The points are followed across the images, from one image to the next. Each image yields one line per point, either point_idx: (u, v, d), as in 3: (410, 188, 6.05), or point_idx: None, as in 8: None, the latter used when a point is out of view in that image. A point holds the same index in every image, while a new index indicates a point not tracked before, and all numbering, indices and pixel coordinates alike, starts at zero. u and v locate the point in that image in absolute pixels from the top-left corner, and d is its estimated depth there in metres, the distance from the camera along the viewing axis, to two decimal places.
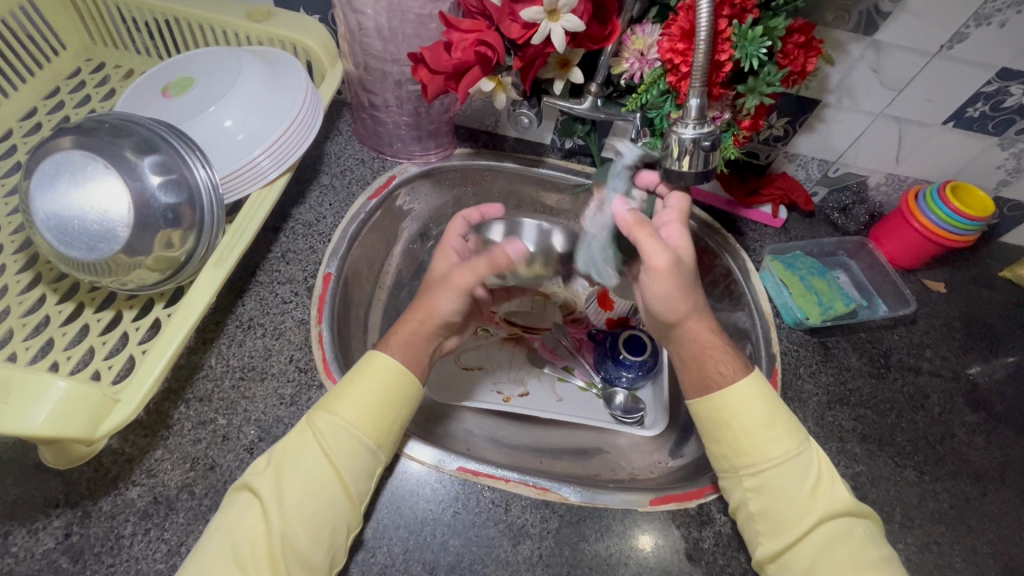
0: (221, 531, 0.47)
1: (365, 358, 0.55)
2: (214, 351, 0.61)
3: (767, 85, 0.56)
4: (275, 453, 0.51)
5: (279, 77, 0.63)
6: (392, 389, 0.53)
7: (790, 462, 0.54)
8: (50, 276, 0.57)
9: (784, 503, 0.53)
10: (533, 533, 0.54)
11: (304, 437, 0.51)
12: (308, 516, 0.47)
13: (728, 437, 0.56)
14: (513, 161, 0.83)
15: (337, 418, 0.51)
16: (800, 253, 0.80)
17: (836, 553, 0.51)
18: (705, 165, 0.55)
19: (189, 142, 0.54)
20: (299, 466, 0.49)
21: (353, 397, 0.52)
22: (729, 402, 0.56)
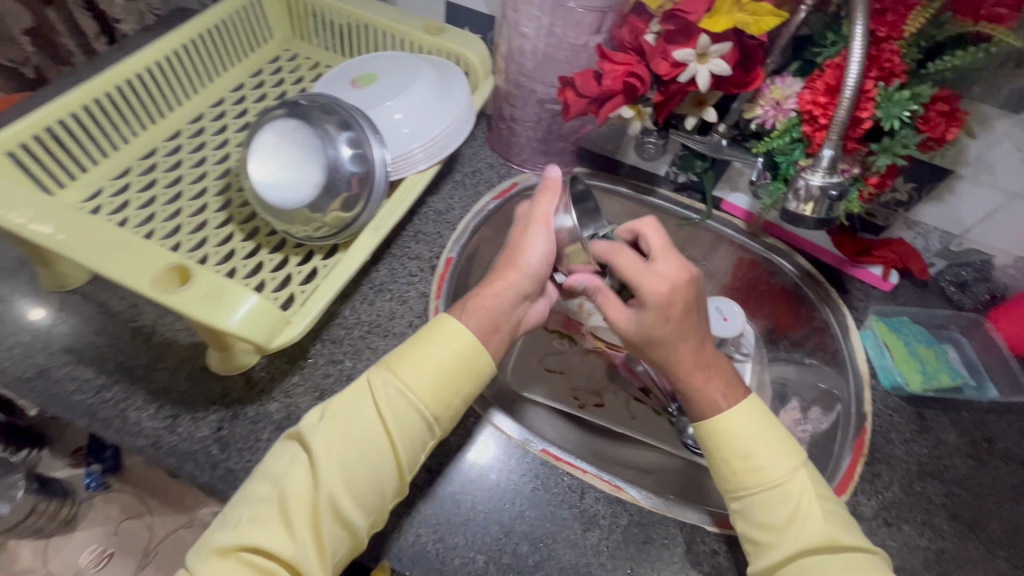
0: (277, 475, 0.50)
1: (444, 324, 0.56)
2: (349, 304, 0.70)
3: (902, 147, 0.58)
4: (336, 406, 0.53)
5: (445, 84, 0.73)
6: (467, 362, 0.54)
7: (781, 489, 0.54)
8: (239, 218, 0.70)
9: (765, 528, 0.53)
10: (603, 523, 0.58)
11: (366, 396, 0.53)
12: (364, 477, 0.50)
13: (717, 462, 0.56)
14: (627, 187, 0.90)
15: (401, 383, 0.53)
16: (907, 319, 0.78)
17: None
18: (829, 212, 0.57)
19: (372, 126, 0.65)
20: (361, 428, 0.51)
21: (421, 368, 0.53)
22: (724, 424, 0.56)
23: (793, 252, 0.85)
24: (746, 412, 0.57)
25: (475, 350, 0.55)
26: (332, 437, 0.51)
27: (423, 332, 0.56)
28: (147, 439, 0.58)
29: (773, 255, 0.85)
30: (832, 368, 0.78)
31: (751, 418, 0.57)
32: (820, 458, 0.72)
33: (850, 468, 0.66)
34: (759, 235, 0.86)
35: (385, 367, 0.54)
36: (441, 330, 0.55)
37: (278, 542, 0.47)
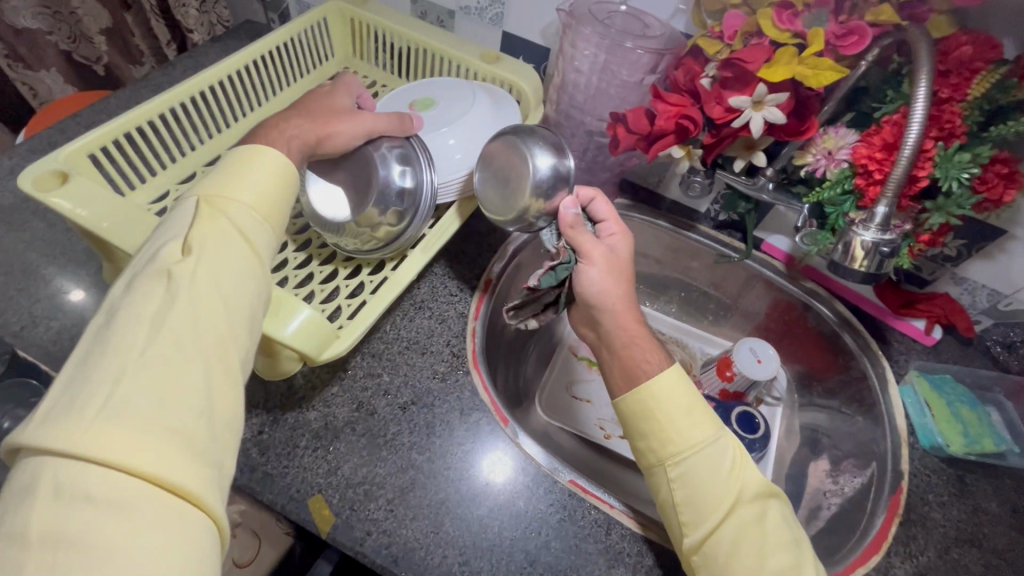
0: (151, 320, 0.38)
1: (256, 152, 0.53)
2: (390, 319, 0.72)
3: (957, 207, 0.57)
4: (187, 240, 0.44)
5: (499, 113, 0.75)
6: (271, 205, 0.51)
7: (710, 448, 0.54)
8: (292, 229, 0.72)
9: (702, 493, 0.53)
10: (628, 562, 0.57)
11: (218, 221, 0.46)
12: (192, 384, 0.37)
13: (657, 427, 0.55)
14: (667, 221, 0.91)
15: (246, 204, 0.49)
16: (950, 377, 0.76)
17: (753, 537, 0.50)
18: (879, 267, 0.56)
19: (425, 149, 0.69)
20: (153, 336, 0.37)
21: (255, 182, 0.51)
22: (652, 393, 0.56)
23: (833, 298, 0.84)
24: (671, 375, 0.57)
25: (289, 183, 0.54)
26: (118, 375, 0.35)
27: (213, 199, 0.48)
28: None
29: (812, 300, 0.85)
30: (867, 420, 0.77)
31: (681, 381, 0.57)
32: (852, 512, 0.70)
33: (883, 527, 0.65)
34: (799, 278, 0.86)
35: (147, 262, 0.42)
36: (249, 180, 0.50)
37: (178, 452, 0.34)
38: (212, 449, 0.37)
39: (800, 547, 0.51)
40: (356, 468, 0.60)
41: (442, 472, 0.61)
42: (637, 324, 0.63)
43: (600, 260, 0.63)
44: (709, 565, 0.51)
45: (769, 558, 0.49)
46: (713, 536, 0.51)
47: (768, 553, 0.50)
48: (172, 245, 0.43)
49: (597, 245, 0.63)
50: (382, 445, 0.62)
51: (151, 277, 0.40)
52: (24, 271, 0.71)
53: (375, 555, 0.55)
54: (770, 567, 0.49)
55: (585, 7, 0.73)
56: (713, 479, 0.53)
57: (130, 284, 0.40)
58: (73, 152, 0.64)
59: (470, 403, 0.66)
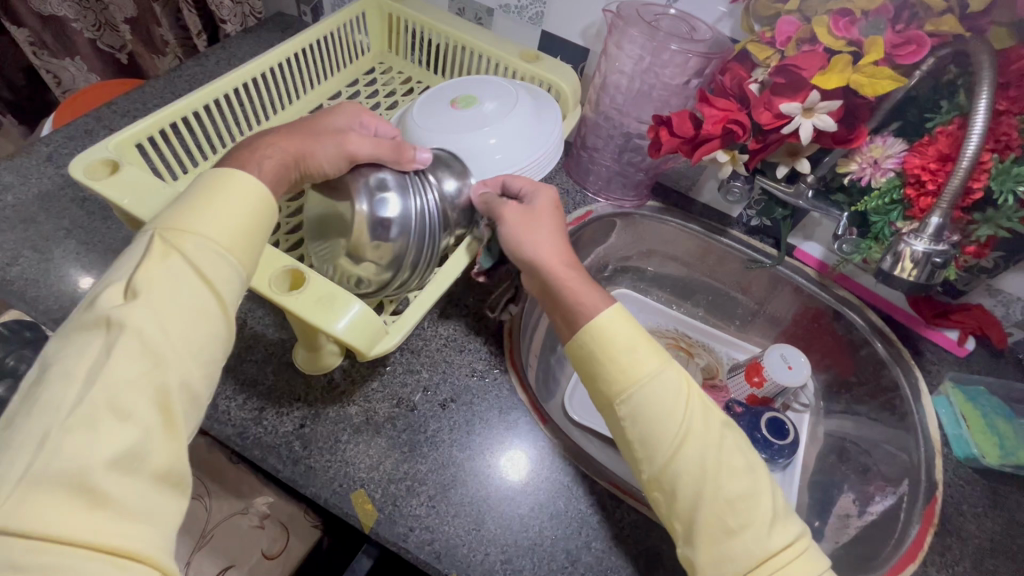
0: (76, 378, 0.39)
1: (225, 180, 0.50)
2: (429, 317, 0.72)
3: (1008, 220, 0.57)
4: (132, 283, 0.44)
5: (541, 113, 0.75)
6: (235, 237, 0.49)
7: (659, 382, 0.54)
8: None
9: (655, 431, 0.53)
10: (669, 564, 0.58)
11: (167, 262, 0.45)
12: (120, 446, 0.38)
13: (605, 369, 0.55)
14: (699, 225, 0.91)
15: (204, 238, 0.47)
16: (985, 389, 0.75)
17: (708, 470, 0.51)
18: (928, 278, 0.56)
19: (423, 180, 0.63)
20: (78, 397, 0.38)
21: (216, 215, 0.48)
22: (592, 333, 0.56)
23: (865, 306, 0.84)
24: (613, 313, 0.56)
25: (255, 212, 0.51)
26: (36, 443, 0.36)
27: (167, 233, 0.47)
28: (235, 428, 0.61)
29: (844, 308, 0.85)
30: (898, 427, 0.77)
31: (623, 316, 0.57)
32: (884, 522, 0.70)
33: (919, 536, 0.65)
34: (831, 286, 0.86)
35: (88, 313, 0.43)
36: (207, 214, 0.48)
37: (84, 521, 0.35)
38: (146, 508, 0.38)
39: (755, 473, 0.52)
40: (396, 464, 0.60)
41: (467, 476, 0.60)
42: (579, 269, 0.62)
43: (524, 214, 0.64)
44: (666, 494, 0.52)
45: (724, 486, 0.50)
46: (670, 470, 0.52)
47: (724, 483, 0.51)
48: (115, 293, 0.43)
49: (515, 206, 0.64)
50: (422, 442, 0.62)
51: (86, 335, 0.41)
52: (63, 258, 0.71)
53: (418, 552, 0.55)
54: (725, 493, 0.50)
55: (632, 9, 0.73)
56: (665, 415, 0.53)
57: (71, 339, 0.41)
58: (122, 141, 0.64)
59: (508, 402, 0.66)
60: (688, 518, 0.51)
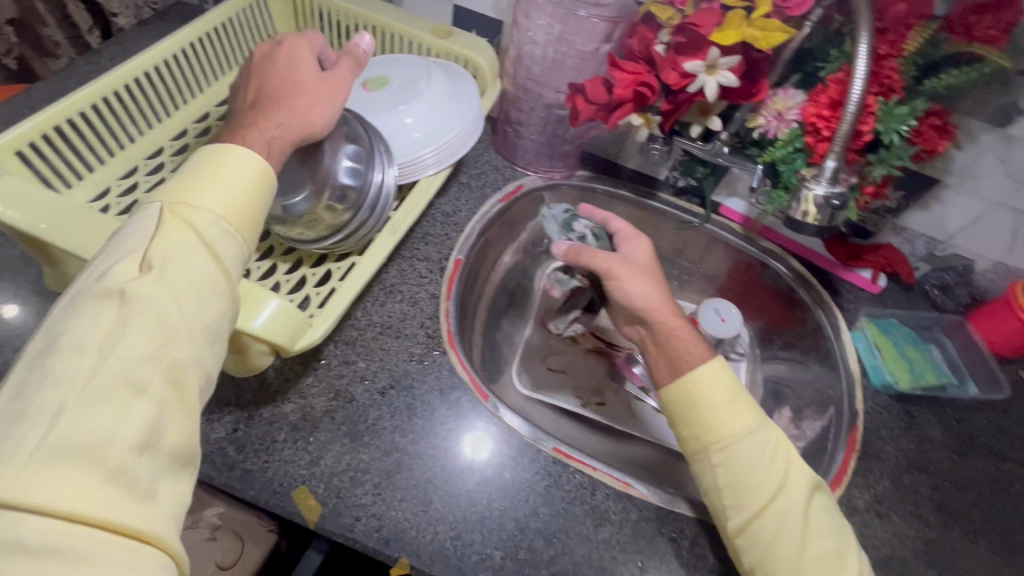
0: (91, 348, 0.39)
1: (225, 152, 0.50)
2: (361, 306, 0.71)
3: (897, 159, 0.61)
4: (145, 255, 0.44)
5: (456, 89, 0.74)
6: (241, 214, 0.49)
7: (756, 436, 0.57)
8: None
9: (744, 481, 0.55)
10: (613, 519, 0.60)
11: (183, 236, 0.46)
12: (139, 423, 0.38)
13: (693, 417, 0.59)
14: (628, 189, 0.93)
15: (212, 215, 0.48)
16: (895, 321, 0.81)
17: (790, 528, 0.53)
18: (830, 220, 0.59)
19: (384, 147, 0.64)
20: (99, 372, 0.38)
21: (223, 191, 0.49)
22: (698, 382, 0.60)
23: (788, 255, 0.88)
24: (710, 367, 0.61)
25: (259, 187, 0.51)
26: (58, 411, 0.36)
27: (176, 207, 0.47)
28: None
29: (769, 259, 0.88)
30: (822, 365, 0.82)
31: (724, 371, 0.61)
32: (814, 453, 0.75)
33: (844, 462, 0.69)
34: (756, 239, 0.90)
35: (96, 284, 0.42)
36: (214, 186, 0.48)
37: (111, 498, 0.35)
38: (155, 490, 0.38)
39: (839, 533, 0.54)
40: (339, 456, 0.59)
41: (427, 450, 0.61)
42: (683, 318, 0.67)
43: (629, 266, 0.71)
44: (751, 547, 0.53)
45: (810, 543, 0.52)
46: (757, 521, 0.54)
47: (808, 542, 0.52)
48: (127, 267, 0.43)
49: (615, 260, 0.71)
50: (363, 431, 0.61)
51: (96, 305, 0.41)
52: None
53: (366, 540, 0.55)
54: (811, 551, 0.52)
55: None
56: (756, 468, 0.56)
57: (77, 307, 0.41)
58: None
59: (449, 382, 0.66)
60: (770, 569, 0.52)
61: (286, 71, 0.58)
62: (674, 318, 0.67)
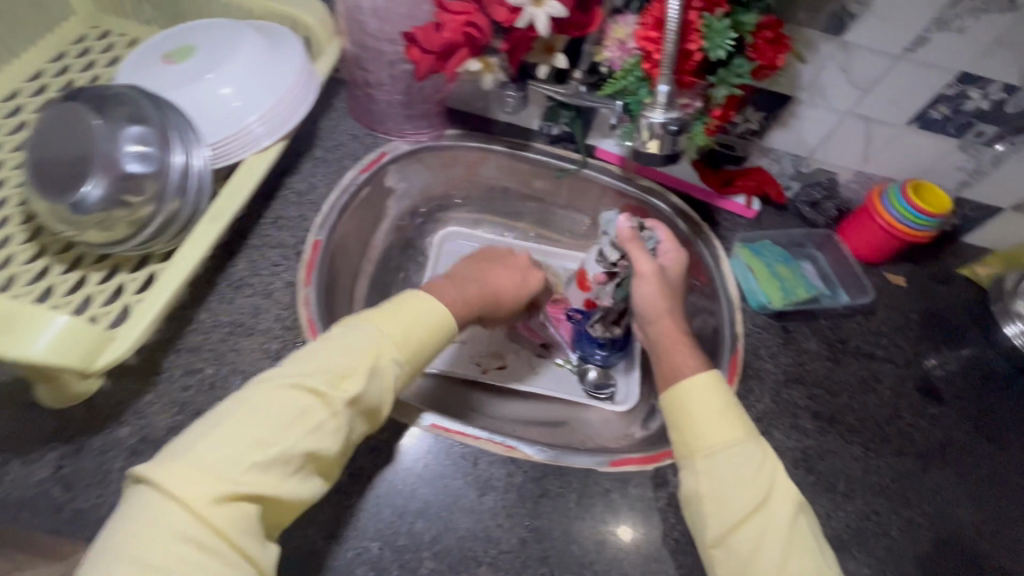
0: (282, 422, 0.47)
1: (417, 299, 0.59)
2: (205, 307, 0.64)
3: (736, 77, 0.60)
4: (344, 364, 0.51)
5: (275, 50, 0.65)
6: (411, 345, 0.56)
7: (745, 447, 0.56)
8: (54, 247, 0.59)
9: (735, 492, 0.53)
10: (498, 485, 0.58)
11: (365, 364, 0.52)
12: (286, 490, 0.46)
13: (682, 425, 0.58)
14: (502, 144, 0.88)
15: (381, 335, 0.54)
16: (767, 242, 0.84)
17: (772, 543, 0.51)
18: (673, 148, 0.58)
19: (188, 125, 0.58)
20: (239, 445, 0.46)
21: (402, 322, 0.56)
22: (690, 391, 0.59)
23: (665, 191, 0.87)
24: (706, 377, 0.59)
25: (432, 331, 0.58)
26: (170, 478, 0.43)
27: (377, 321, 0.55)
28: None
29: (649, 197, 0.87)
30: (706, 294, 0.82)
31: (717, 382, 0.59)
32: None
33: (726, 387, 0.71)
34: (635, 178, 0.88)
35: (295, 372, 0.50)
36: (394, 319, 0.56)
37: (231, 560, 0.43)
38: (231, 558, 0.43)
39: (821, 555, 0.51)
40: None
41: None
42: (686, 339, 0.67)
43: (658, 273, 0.71)
44: (727, 559, 0.52)
45: (789, 563, 0.50)
46: (736, 533, 0.52)
47: (788, 561, 0.50)
48: (325, 377, 0.50)
49: (650, 262, 0.71)
50: None
51: (290, 393, 0.49)
52: None
53: None
54: (792, 569, 0.50)
55: None
56: (747, 481, 0.54)
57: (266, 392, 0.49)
58: None
59: None
60: None
61: (482, 278, 0.74)
62: (672, 329, 0.69)
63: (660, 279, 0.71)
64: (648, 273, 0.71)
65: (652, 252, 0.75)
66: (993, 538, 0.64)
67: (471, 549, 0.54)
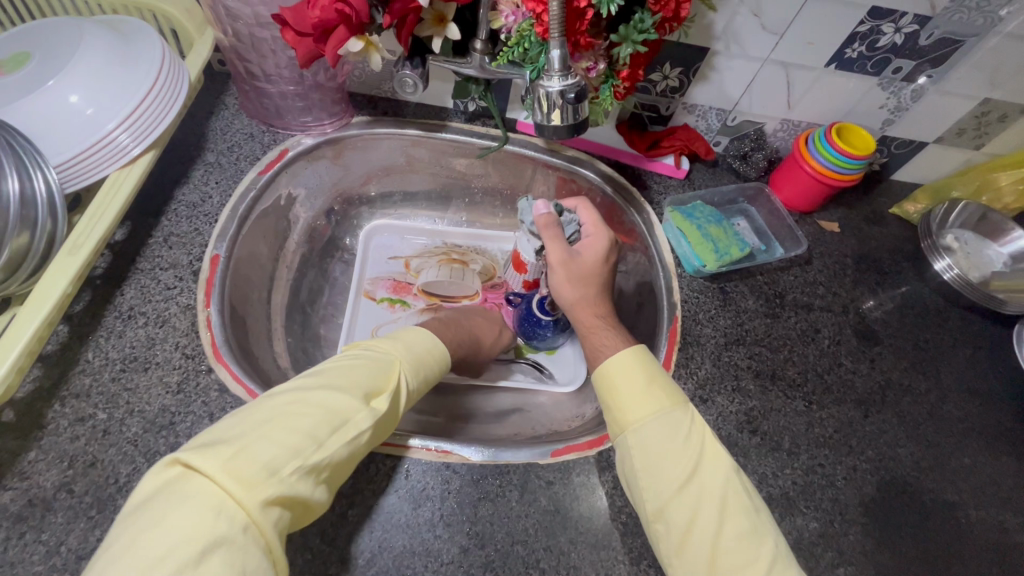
0: (307, 428, 0.46)
1: (419, 331, 0.64)
2: (91, 345, 0.58)
3: (638, 33, 0.55)
4: (345, 385, 0.51)
5: (128, 48, 0.58)
6: (421, 370, 0.59)
7: (671, 415, 0.55)
8: None
9: (663, 461, 0.52)
10: (433, 495, 0.55)
11: (382, 381, 0.54)
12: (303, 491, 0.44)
13: (613, 402, 0.58)
14: (415, 127, 0.82)
15: (403, 370, 0.57)
16: (700, 203, 0.81)
17: (707, 507, 0.50)
18: (576, 116, 0.53)
19: (28, 146, 0.51)
20: (290, 441, 0.45)
21: (412, 351, 0.60)
22: (614, 370, 0.59)
23: (594, 159, 0.84)
24: (631, 355, 0.59)
25: (430, 358, 0.61)
26: (226, 469, 0.41)
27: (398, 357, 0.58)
28: None
29: (576, 168, 0.83)
30: (646, 263, 0.80)
31: (642, 356, 0.60)
32: None
33: (667, 357, 0.69)
34: (560, 149, 0.84)
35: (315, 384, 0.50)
36: (404, 349, 0.59)
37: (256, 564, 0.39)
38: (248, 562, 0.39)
39: (756, 513, 0.50)
40: (85, 535, 0.49)
41: None
42: (604, 325, 0.66)
43: (574, 262, 0.68)
44: (667, 531, 0.50)
45: (724, 525, 0.49)
46: (671, 502, 0.51)
47: (723, 523, 0.49)
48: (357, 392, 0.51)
49: (562, 253, 0.67)
50: (114, 494, 0.51)
51: (338, 405, 0.49)
52: None
53: None
54: (728, 530, 0.49)
55: None
56: (675, 448, 0.53)
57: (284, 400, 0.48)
58: None
59: (219, 404, 0.56)
60: (689, 554, 0.49)
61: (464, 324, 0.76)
62: (588, 315, 0.67)
63: (576, 265, 0.68)
64: (562, 259, 0.67)
65: (573, 238, 0.70)
66: (936, 473, 0.65)
67: (410, 566, 0.52)
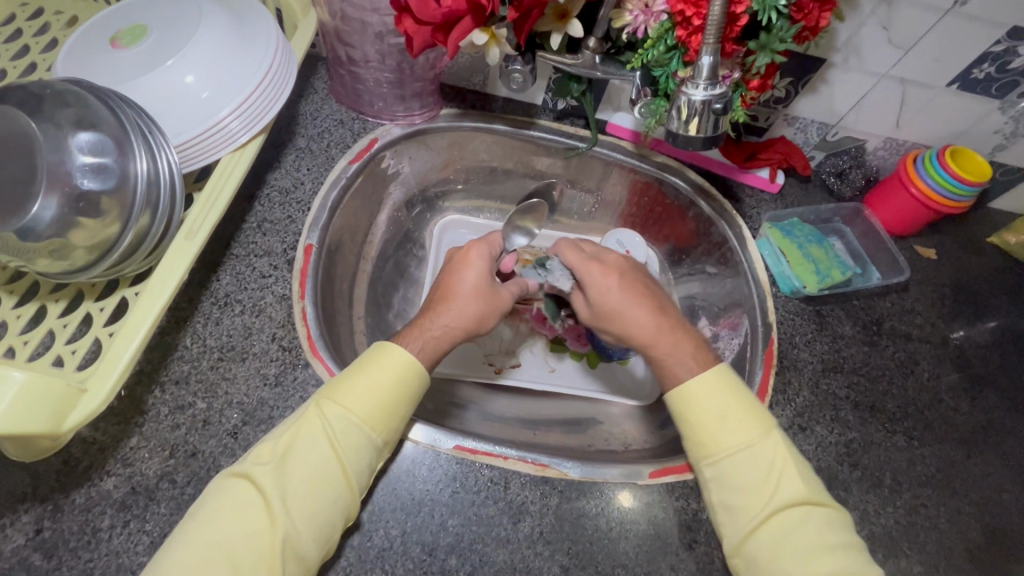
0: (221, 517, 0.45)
1: (382, 353, 0.52)
2: (189, 331, 0.57)
3: (779, 42, 0.52)
4: (280, 444, 0.48)
5: (244, 27, 0.56)
6: (378, 411, 0.49)
7: (753, 450, 0.52)
8: (3, 277, 0.51)
9: (744, 496, 0.51)
10: (533, 510, 0.53)
11: (314, 432, 0.48)
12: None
13: (689, 431, 0.54)
14: (502, 123, 0.79)
15: (346, 410, 0.48)
16: (797, 220, 0.78)
17: (790, 545, 0.49)
18: (716, 127, 0.52)
19: (153, 125, 0.49)
20: (210, 535, 0.44)
21: (364, 390, 0.49)
22: (685, 397, 0.55)
23: (684, 167, 0.80)
24: (708, 379, 0.55)
25: (396, 392, 0.50)
26: None
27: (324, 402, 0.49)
28: None
29: (666, 174, 0.80)
30: (735, 280, 0.77)
31: (726, 379, 0.55)
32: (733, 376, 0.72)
33: (763, 383, 0.67)
34: (649, 154, 0.80)
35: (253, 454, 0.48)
36: (355, 387, 0.49)
37: None
38: None
39: (846, 553, 0.49)
40: None
41: None
42: (669, 331, 0.59)
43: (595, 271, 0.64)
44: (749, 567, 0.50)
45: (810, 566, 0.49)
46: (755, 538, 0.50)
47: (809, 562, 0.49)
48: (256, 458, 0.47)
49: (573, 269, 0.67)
50: None
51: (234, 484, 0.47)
52: None
53: None
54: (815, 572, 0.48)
55: None
56: (756, 483, 0.51)
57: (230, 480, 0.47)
58: None
59: None
60: None
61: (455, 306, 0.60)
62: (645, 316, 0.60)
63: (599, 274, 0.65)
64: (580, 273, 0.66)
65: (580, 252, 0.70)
66: None
67: None
